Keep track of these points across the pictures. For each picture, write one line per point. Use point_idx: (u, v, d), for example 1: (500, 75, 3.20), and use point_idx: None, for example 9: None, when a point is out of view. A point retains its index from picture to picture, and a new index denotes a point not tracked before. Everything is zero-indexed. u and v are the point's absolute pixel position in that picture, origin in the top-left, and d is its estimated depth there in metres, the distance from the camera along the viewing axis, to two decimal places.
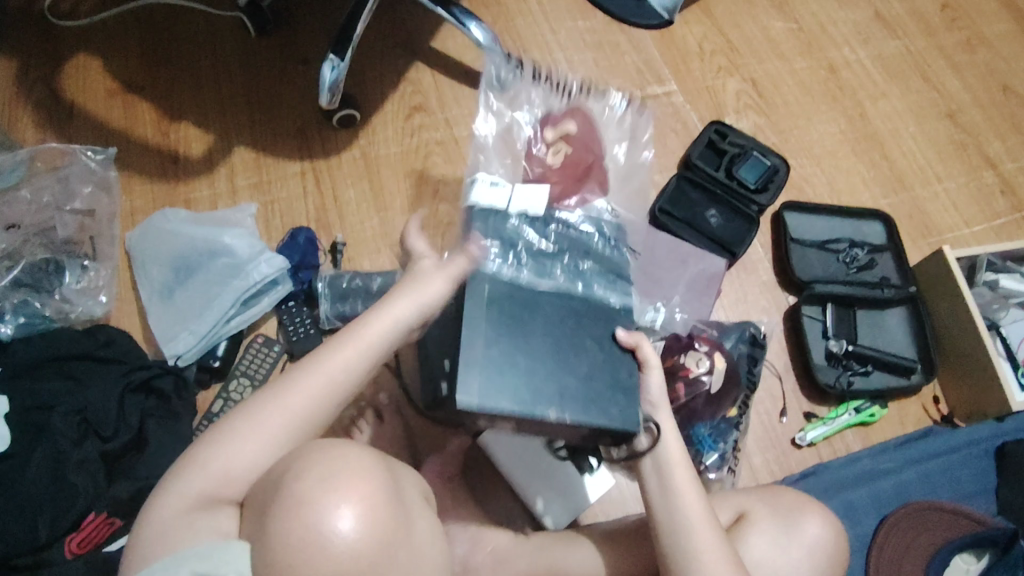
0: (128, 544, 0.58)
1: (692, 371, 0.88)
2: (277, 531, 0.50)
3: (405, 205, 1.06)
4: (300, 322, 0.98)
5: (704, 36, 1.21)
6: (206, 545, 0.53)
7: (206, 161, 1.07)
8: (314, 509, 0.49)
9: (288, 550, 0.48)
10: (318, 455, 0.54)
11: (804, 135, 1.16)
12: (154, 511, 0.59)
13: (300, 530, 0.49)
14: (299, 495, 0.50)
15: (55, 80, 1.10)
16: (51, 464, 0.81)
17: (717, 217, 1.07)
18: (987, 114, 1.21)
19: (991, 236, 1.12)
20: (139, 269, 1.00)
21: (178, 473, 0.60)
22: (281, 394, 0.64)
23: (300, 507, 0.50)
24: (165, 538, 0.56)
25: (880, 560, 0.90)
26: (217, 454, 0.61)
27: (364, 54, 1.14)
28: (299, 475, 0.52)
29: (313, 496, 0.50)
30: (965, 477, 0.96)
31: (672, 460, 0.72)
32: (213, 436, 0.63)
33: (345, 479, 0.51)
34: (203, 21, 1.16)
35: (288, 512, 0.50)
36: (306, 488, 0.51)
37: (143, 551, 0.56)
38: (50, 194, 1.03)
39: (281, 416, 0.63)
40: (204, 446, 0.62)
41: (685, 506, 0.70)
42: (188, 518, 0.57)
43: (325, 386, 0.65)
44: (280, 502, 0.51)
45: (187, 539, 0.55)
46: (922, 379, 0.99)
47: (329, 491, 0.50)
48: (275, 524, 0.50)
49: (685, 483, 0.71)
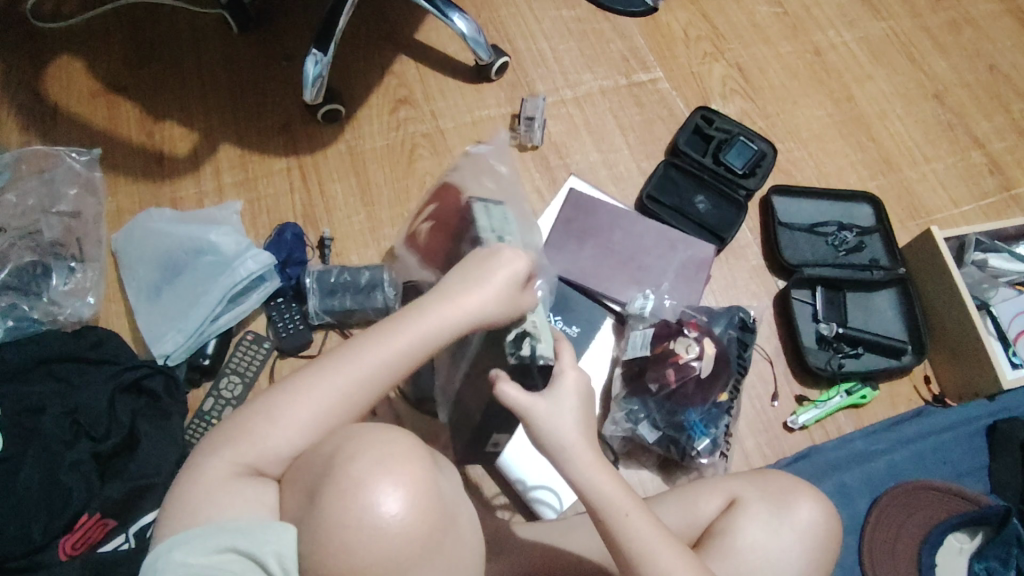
0: (163, 507, 0.55)
1: (682, 357, 0.88)
2: (330, 512, 0.49)
3: (391, 198, 1.06)
4: (289, 318, 0.97)
5: (689, 22, 1.21)
6: (244, 518, 0.52)
7: (192, 159, 1.06)
8: (367, 491, 0.49)
9: (344, 530, 0.48)
10: (368, 436, 0.54)
11: (790, 119, 1.16)
12: (194, 476, 0.56)
13: (354, 511, 0.48)
14: (352, 476, 0.50)
15: (38, 82, 1.10)
16: (43, 467, 0.81)
17: (705, 203, 1.06)
18: (974, 93, 1.21)
19: (979, 215, 1.12)
20: (127, 272, 1.00)
21: (226, 440, 0.57)
22: (339, 362, 0.60)
23: (352, 488, 0.49)
24: (205, 503, 0.54)
25: (873, 543, 0.90)
26: (269, 427, 0.57)
27: (347, 49, 1.13)
28: (351, 457, 0.51)
29: (368, 477, 0.50)
30: (959, 456, 0.96)
31: (609, 496, 0.61)
32: (264, 404, 0.59)
33: (395, 461, 0.51)
34: (186, 19, 1.16)
35: (342, 492, 0.49)
36: (361, 469, 0.50)
37: (183, 516, 0.53)
38: (36, 197, 1.03)
39: (341, 395, 0.59)
40: (255, 416, 0.58)
41: (632, 525, 0.60)
42: (232, 486, 0.55)
43: (375, 368, 0.61)
44: (333, 483, 0.50)
45: (224, 509, 0.53)
46: (914, 359, 0.99)
47: (382, 473, 0.50)
48: (327, 504, 0.49)
49: (634, 514, 0.60)
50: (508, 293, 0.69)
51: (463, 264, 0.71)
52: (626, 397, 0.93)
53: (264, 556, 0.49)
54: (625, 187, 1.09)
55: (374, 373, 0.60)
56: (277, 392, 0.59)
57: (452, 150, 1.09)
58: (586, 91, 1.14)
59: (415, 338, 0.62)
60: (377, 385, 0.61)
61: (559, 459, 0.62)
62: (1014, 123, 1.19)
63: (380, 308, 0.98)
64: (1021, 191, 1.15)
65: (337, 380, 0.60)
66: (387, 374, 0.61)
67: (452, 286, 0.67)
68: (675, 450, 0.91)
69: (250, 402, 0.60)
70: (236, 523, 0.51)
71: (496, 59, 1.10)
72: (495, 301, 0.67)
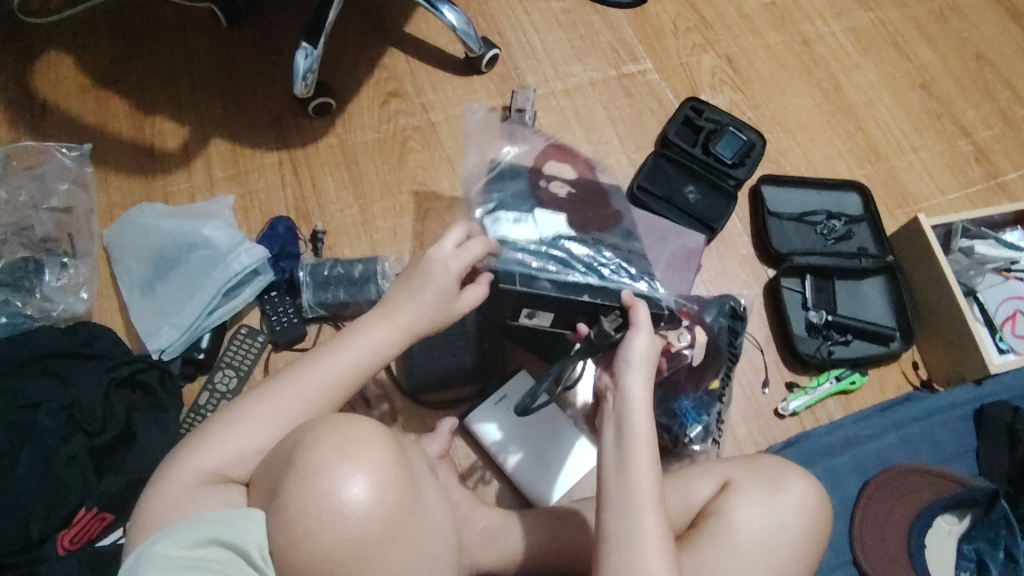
0: (135, 514, 0.58)
1: (673, 346, 0.86)
2: (292, 501, 0.50)
3: (383, 191, 1.06)
4: (283, 312, 0.98)
5: (677, 13, 1.22)
6: (219, 511, 0.54)
7: (183, 153, 1.07)
8: (327, 478, 0.50)
9: (306, 516, 0.49)
10: (328, 424, 0.54)
11: (780, 109, 1.17)
12: (163, 484, 0.59)
13: (314, 498, 0.49)
14: (311, 464, 0.51)
15: (27, 77, 1.10)
16: (39, 462, 0.81)
17: (695, 193, 1.07)
18: (960, 81, 1.22)
19: (967, 203, 1.13)
20: (119, 267, 1.00)
21: (191, 447, 0.61)
22: (297, 371, 0.65)
23: (312, 475, 0.50)
24: (174, 510, 0.56)
25: (864, 526, 0.92)
26: (230, 433, 0.61)
27: (338, 43, 1.13)
28: (311, 445, 0.52)
29: (328, 464, 0.51)
30: (946, 439, 0.97)
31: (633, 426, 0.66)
32: (227, 415, 0.63)
33: (356, 447, 0.52)
34: (175, 13, 1.16)
35: (302, 480, 0.50)
36: (320, 456, 0.51)
37: (151, 521, 0.56)
38: (28, 193, 1.03)
39: (297, 402, 0.64)
40: (217, 426, 0.62)
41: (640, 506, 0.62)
42: (200, 491, 0.57)
43: (335, 374, 0.66)
44: (294, 470, 0.51)
45: (193, 510, 0.56)
46: (903, 346, 1.00)
47: (343, 459, 0.51)
48: (289, 491, 0.51)
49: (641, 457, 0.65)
50: (446, 303, 0.73)
51: (409, 267, 0.76)
52: None
53: (245, 545, 0.50)
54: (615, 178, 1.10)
55: (329, 379, 0.65)
56: (243, 401, 0.64)
57: (443, 143, 1.10)
58: (576, 83, 1.15)
59: (362, 347, 0.67)
60: (333, 390, 0.65)
61: (622, 372, 0.70)
62: (1000, 111, 1.20)
63: (373, 300, 0.98)
64: (1008, 178, 1.16)
65: (295, 385, 0.64)
66: (337, 382, 0.65)
67: (397, 295, 0.72)
68: (668, 438, 0.92)
69: (221, 413, 0.64)
70: (212, 515, 0.53)
71: (487, 51, 1.10)
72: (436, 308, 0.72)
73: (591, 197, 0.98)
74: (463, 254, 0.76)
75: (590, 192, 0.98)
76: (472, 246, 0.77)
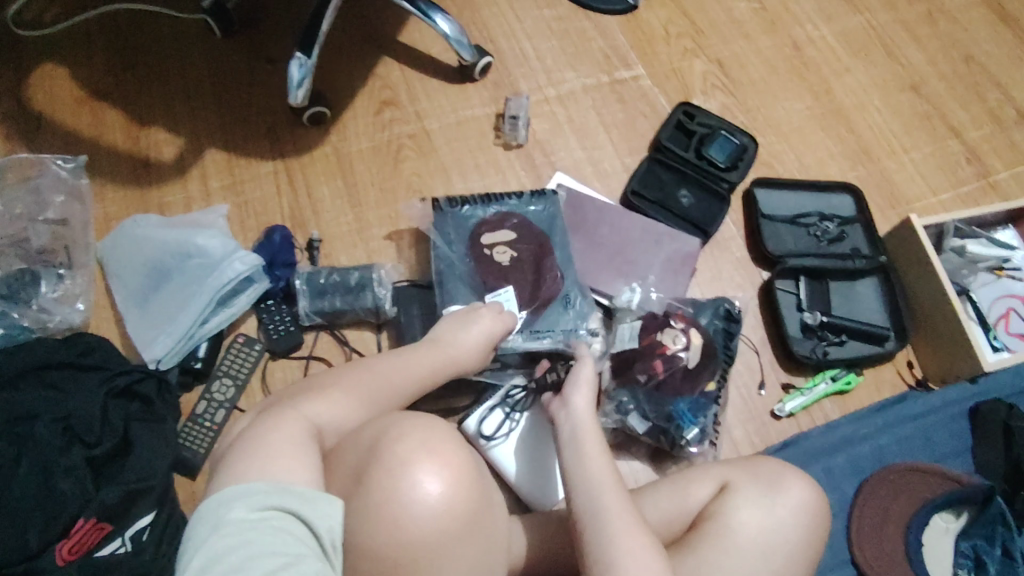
0: (223, 455, 0.59)
1: (669, 348, 0.91)
2: (379, 489, 0.58)
3: (378, 199, 1.07)
4: (280, 320, 0.99)
5: (668, 19, 1.23)
6: (303, 483, 0.56)
7: (178, 164, 1.07)
8: (413, 470, 0.58)
9: (392, 507, 0.57)
10: (405, 421, 0.62)
11: (771, 113, 1.17)
12: (261, 421, 0.62)
13: (402, 489, 0.58)
14: (399, 455, 0.59)
15: (22, 91, 1.10)
16: (39, 473, 0.80)
17: (688, 196, 1.08)
18: (950, 82, 1.23)
19: (958, 203, 1.14)
20: (115, 280, 1.00)
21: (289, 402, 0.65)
22: (372, 372, 0.72)
23: (401, 467, 0.58)
24: (266, 450, 0.58)
25: (860, 525, 0.92)
26: (324, 397, 0.66)
27: (333, 53, 1.14)
28: (395, 438, 0.60)
29: (413, 459, 0.59)
30: (942, 438, 0.97)
31: (594, 458, 0.70)
32: (316, 383, 0.69)
33: (436, 444, 0.61)
34: (169, 25, 1.16)
35: (390, 471, 0.58)
36: (408, 449, 0.59)
37: (244, 457, 0.57)
38: (23, 205, 1.03)
39: (375, 395, 0.70)
40: (314, 390, 0.67)
41: (602, 501, 0.65)
42: (297, 438, 0.60)
43: (395, 388, 0.73)
44: (381, 460, 0.59)
45: (289, 463, 0.58)
46: (897, 345, 1.00)
47: (428, 455, 0.59)
48: (375, 481, 0.58)
49: (611, 486, 0.67)
50: (487, 347, 0.84)
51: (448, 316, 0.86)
52: (616, 388, 0.93)
53: (321, 531, 0.53)
54: (609, 183, 1.10)
55: (387, 390, 0.72)
56: (330, 376, 0.70)
57: (438, 150, 1.10)
58: (569, 89, 1.16)
59: (416, 374, 0.75)
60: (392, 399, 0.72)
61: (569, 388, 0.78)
62: (990, 111, 1.21)
63: (370, 308, 0.98)
64: (999, 178, 1.16)
65: (369, 381, 0.71)
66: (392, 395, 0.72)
67: (452, 321, 0.84)
68: (665, 440, 0.92)
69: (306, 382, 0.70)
70: (295, 488, 0.55)
71: (480, 58, 1.11)
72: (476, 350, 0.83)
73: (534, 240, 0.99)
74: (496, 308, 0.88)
75: (527, 235, 0.99)
76: (507, 313, 0.89)
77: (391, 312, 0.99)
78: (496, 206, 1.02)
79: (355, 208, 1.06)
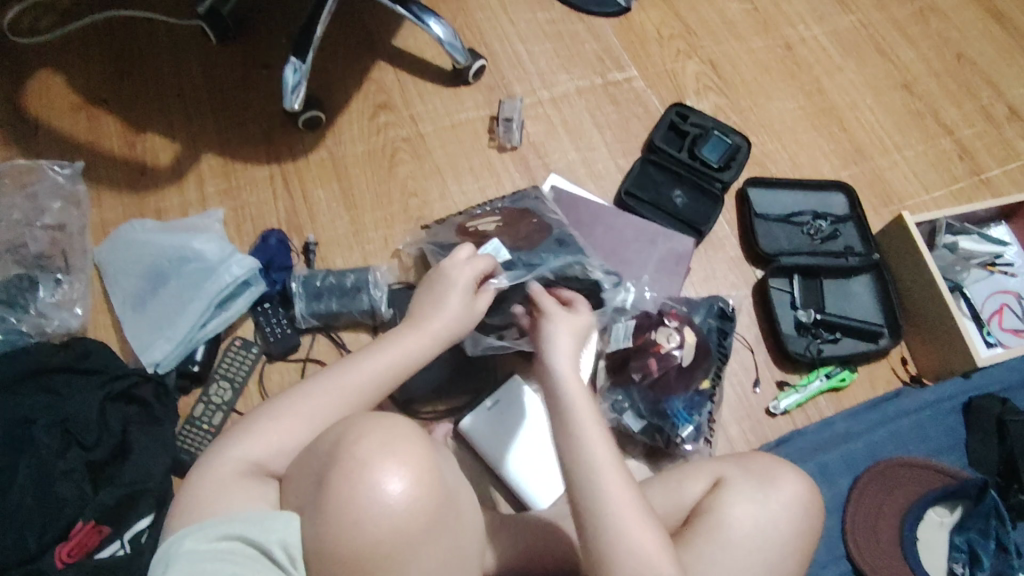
0: (176, 503, 0.62)
1: (663, 347, 0.91)
2: (337, 494, 0.56)
3: (373, 202, 1.07)
4: (277, 323, 0.99)
5: (661, 21, 1.23)
6: (249, 512, 0.59)
7: (175, 169, 1.08)
8: (372, 471, 0.56)
9: (353, 510, 0.55)
10: (364, 423, 0.60)
11: (764, 112, 1.18)
12: (210, 468, 0.64)
13: (363, 491, 0.56)
14: (357, 458, 0.57)
15: (19, 97, 1.11)
16: (37, 477, 0.81)
17: (682, 197, 1.08)
18: (942, 80, 1.23)
19: (951, 201, 1.15)
20: (113, 285, 1.01)
21: (243, 434, 0.66)
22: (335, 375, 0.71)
23: (360, 469, 0.56)
24: (214, 497, 0.61)
25: (855, 521, 0.92)
26: (275, 424, 0.67)
27: (327, 57, 1.15)
28: (355, 440, 0.58)
29: (374, 459, 0.57)
30: (936, 433, 0.98)
31: (574, 393, 0.70)
32: (273, 406, 0.69)
33: (398, 445, 0.58)
34: (164, 31, 1.17)
35: (349, 474, 0.56)
36: (367, 451, 0.57)
37: (193, 510, 0.60)
38: (20, 212, 1.03)
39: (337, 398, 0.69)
40: (269, 414, 0.68)
41: (582, 438, 0.66)
42: (243, 480, 0.62)
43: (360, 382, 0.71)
44: (340, 464, 0.57)
45: (234, 503, 0.60)
46: (891, 342, 1.01)
47: (388, 455, 0.57)
48: (335, 486, 0.56)
49: (589, 422, 0.67)
50: (467, 319, 0.80)
51: (428, 282, 0.84)
52: (611, 388, 0.95)
53: (269, 544, 0.56)
54: (604, 184, 1.11)
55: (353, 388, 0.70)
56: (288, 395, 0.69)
57: (433, 153, 1.11)
58: (563, 92, 1.16)
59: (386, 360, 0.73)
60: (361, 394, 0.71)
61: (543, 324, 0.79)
62: (982, 109, 1.22)
63: (366, 310, 0.99)
64: (991, 175, 1.17)
65: (328, 388, 0.70)
66: (367, 385, 0.71)
67: (424, 302, 0.81)
68: (660, 438, 0.93)
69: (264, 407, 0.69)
70: (243, 516, 0.58)
71: (473, 61, 1.12)
72: (455, 318, 0.80)
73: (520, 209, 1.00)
74: (471, 266, 0.83)
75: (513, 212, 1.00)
76: (484, 258, 0.85)
77: (388, 313, 0.99)
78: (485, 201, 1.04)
79: (351, 210, 1.07)
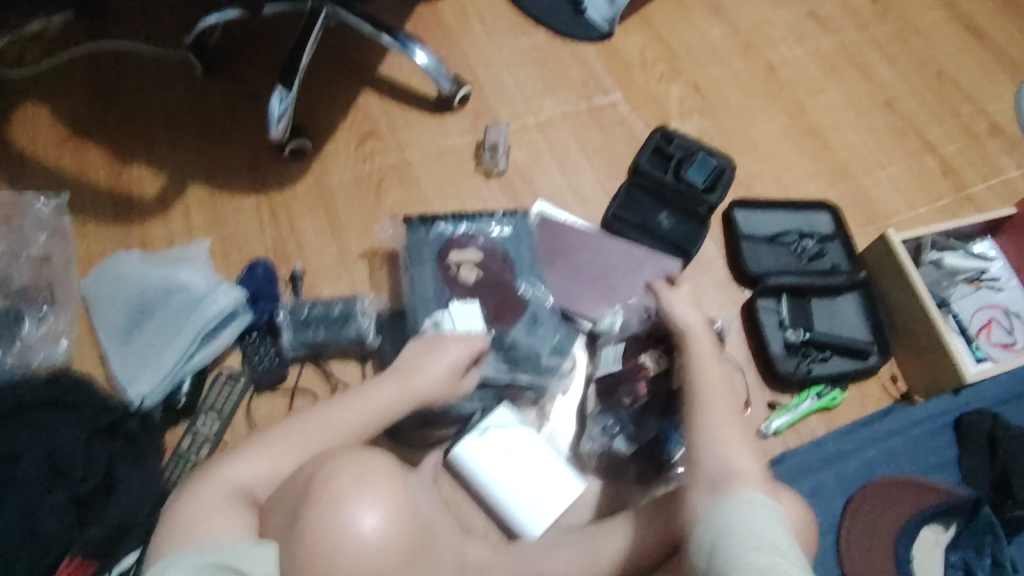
0: (158, 527, 0.62)
1: (653, 371, 0.93)
2: (310, 529, 0.59)
3: (360, 230, 1.07)
4: (266, 353, 0.99)
5: (644, 44, 1.24)
6: (230, 540, 0.59)
7: (161, 200, 1.08)
8: (345, 509, 0.60)
9: (327, 547, 0.59)
10: (342, 460, 0.64)
11: (748, 133, 1.19)
12: (194, 494, 0.63)
13: (336, 529, 0.60)
14: (332, 494, 0.61)
15: (4, 130, 1.11)
16: (21, 515, 0.80)
17: (669, 219, 1.09)
18: (922, 98, 1.25)
19: (935, 217, 1.15)
20: (99, 318, 1.00)
21: (226, 462, 0.66)
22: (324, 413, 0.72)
23: (333, 506, 0.60)
24: (197, 524, 0.60)
25: (850, 540, 0.92)
26: (259, 455, 0.67)
27: (313, 87, 1.15)
28: (328, 477, 0.62)
29: (346, 497, 0.61)
30: (929, 451, 0.98)
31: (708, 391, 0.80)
32: (257, 437, 0.69)
33: (370, 486, 0.63)
34: (150, 62, 1.17)
35: (324, 512, 0.60)
36: (338, 488, 0.61)
37: (174, 536, 0.60)
38: (6, 244, 1.03)
39: (326, 431, 0.71)
40: (253, 444, 0.68)
41: (711, 420, 0.76)
42: (230, 504, 0.63)
43: (345, 427, 0.72)
44: (312, 504, 0.61)
45: (217, 530, 0.60)
46: (880, 360, 1.01)
47: (360, 494, 0.62)
48: (309, 518, 0.60)
49: (726, 414, 0.77)
50: (454, 380, 0.83)
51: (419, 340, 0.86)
52: (601, 413, 0.95)
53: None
54: (590, 208, 1.11)
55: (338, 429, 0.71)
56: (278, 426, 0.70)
57: (420, 180, 1.11)
58: (547, 117, 1.17)
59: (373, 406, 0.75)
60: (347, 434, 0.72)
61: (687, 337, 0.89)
62: (964, 126, 1.23)
63: (355, 338, 0.98)
64: (975, 190, 1.18)
65: (314, 422, 0.71)
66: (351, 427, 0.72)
67: (412, 357, 0.82)
68: (653, 462, 0.93)
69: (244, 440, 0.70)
70: (224, 544, 0.58)
71: (458, 88, 1.12)
72: (445, 380, 0.82)
73: (498, 263, 1.01)
74: (468, 342, 0.86)
75: (494, 258, 1.01)
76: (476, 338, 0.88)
77: (376, 342, 1.00)
78: (468, 222, 1.02)
79: (338, 239, 1.07)
